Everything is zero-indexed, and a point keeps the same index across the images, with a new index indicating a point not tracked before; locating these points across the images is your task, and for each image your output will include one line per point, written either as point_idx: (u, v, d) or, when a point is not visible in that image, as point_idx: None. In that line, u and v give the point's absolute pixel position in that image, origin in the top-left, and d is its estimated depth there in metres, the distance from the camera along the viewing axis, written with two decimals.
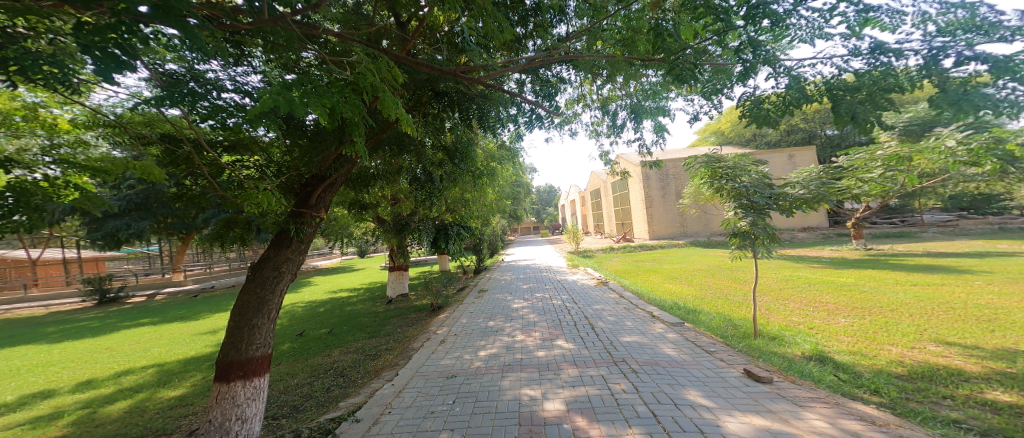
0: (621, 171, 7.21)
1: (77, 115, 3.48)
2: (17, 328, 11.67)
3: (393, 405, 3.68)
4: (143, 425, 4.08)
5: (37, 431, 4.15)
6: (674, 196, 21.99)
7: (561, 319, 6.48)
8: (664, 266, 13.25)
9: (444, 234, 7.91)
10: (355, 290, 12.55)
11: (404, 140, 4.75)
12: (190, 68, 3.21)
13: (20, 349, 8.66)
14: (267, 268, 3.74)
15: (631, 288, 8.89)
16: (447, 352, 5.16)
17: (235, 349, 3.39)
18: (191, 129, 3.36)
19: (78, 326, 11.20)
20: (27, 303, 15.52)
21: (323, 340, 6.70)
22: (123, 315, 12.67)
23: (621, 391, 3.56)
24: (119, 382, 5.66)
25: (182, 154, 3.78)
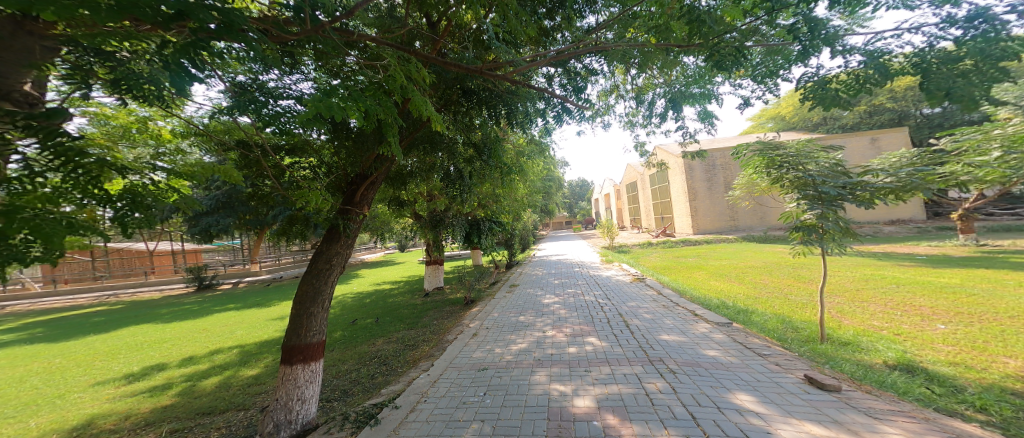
0: (659, 163, 6.89)
1: (176, 126, 4.01)
2: (138, 308, 13.74)
3: (427, 394, 3.85)
4: (228, 400, 4.60)
5: (151, 400, 4.84)
6: (724, 188, 20.75)
7: (593, 316, 6.36)
8: (711, 263, 12.59)
9: (478, 229, 8.11)
10: (398, 282, 13.26)
11: (436, 137, 4.84)
12: (255, 79, 3.54)
13: (134, 328, 10.09)
14: (320, 261, 4.04)
15: (671, 285, 8.53)
16: (478, 345, 5.29)
17: (296, 335, 3.72)
18: (257, 135, 3.72)
19: (182, 308, 12.96)
20: (141, 288, 18.11)
21: (368, 329, 7.13)
22: (212, 300, 14.34)
23: (656, 392, 3.45)
24: (213, 359, 6.43)
25: (252, 157, 4.20)
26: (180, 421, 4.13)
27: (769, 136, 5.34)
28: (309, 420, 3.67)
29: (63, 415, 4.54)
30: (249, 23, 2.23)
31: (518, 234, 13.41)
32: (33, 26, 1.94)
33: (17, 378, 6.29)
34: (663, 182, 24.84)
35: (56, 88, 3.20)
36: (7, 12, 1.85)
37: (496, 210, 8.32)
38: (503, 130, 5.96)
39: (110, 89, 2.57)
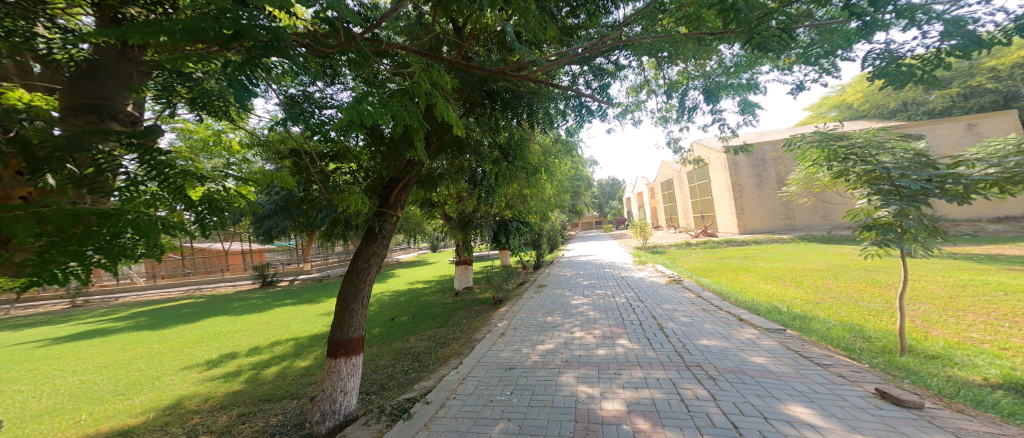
0: (695, 160, 6.56)
1: (242, 138, 4.44)
2: (213, 302, 15.27)
3: (457, 391, 3.94)
4: (284, 389, 4.98)
5: (224, 385, 5.36)
6: (775, 184, 19.34)
7: (624, 318, 6.20)
8: (760, 265, 11.75)
9: (505, 229, 8.20)
10: (430, 281, 13.65)
11: (464, 141, 4.91)
12: (302, 91, 3.81)
13: (212, 319, 11.23)
14: (360, 261, 4.26)
15: (711, 287, 8.08)
16: (506, 345, 5.32)
17: (339, 330, 3.94)
18: (306, 143, 4.02)
19: (248, 302, 14.22)
20: (216, 284, 20.10)
21: (403, 326, 7.41)
22: (274, 295, 15.62)
23: (692, 398, 3.31)
24: (273, 350, 7.00)
25: (302, 164, 4.53)
26: (245, 406, 4.54)
27: (830, 126, 4.88)
28: (349, 412, 3.87)
29: (156, 395, 5.16)
30: (293, 40, 2.39)
31: (546, 235, 13.33)
32: (130, 54, 2.33)
33: (122, 360, 7.24)
34: (702, 179, 23.63)
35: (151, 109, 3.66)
36: (110, 43, 2.26)
37: (525, 210, 8.33)
38: (529, 131, 5.96)
39: (190, 106, 2.89)
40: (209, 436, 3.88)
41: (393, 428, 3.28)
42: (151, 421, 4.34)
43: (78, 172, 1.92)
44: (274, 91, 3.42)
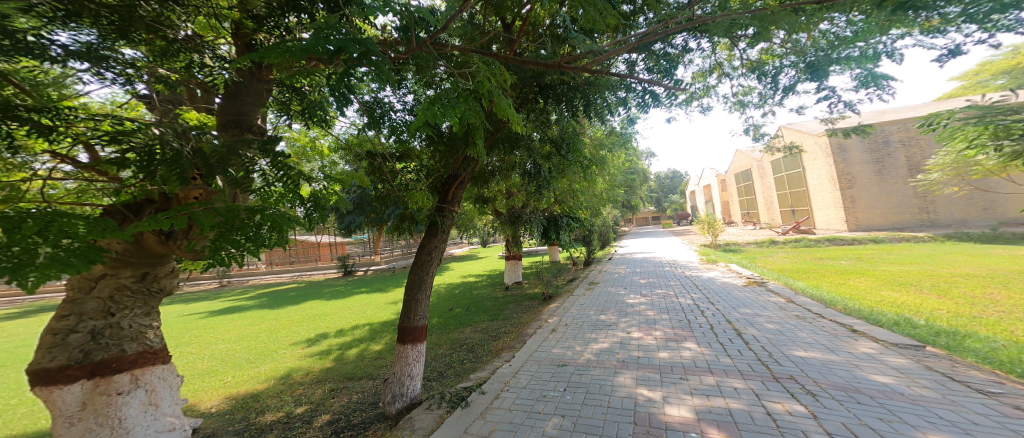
0: (786, 147, 5.84)
1: (326, 142, 5.02)
2: (301, 288, 17.18)
3: (510, 383, 3.98)
4: (361, 369, 5.45)
5: (320, 361, 6.02)
6: (906, 171, 16.52)
7: (691, 321, 5.76)
8: (865, 266, 10.09)
9: (555, 225, 8.10)
10: (481, 275, 14.02)
11: (515, 136, 4.88)
12: (376, 98, 4.10)
13: (311, 302, 12.71)
14: (423, 254, 4.47)
15: (807, 292, 7.01)
16: (557, 341, 5.27)
17: (406, 318, 4.18)
18: (380, 145, 4.60)
19: (331, 289, 15.81)
20: (302, 272, 22.59)
21: (456, 318, 7.69)
22: (352, 284, 17.14)
23: (784, 413, 2.87)
24: (353, 333, 7.69)
25: (375, 164, 4.83)
26: (335, 382, 5.04)
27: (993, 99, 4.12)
28: (414, 396, 4.10)
29: (274, 366, 5.98)
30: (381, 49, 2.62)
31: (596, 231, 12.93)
32: (261, 75, 2.97)
33: (251, 333, 8.50)
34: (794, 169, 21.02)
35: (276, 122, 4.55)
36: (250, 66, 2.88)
37: (575, 204, 8.10)
38: (582, 123, 5.79)
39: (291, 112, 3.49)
40: (309, 406, 4.37)
41: (452, 415, 3.43)
42: (273, 387, 5.07)
43: (238, 176, 2.47)
44: (357, 104, 3.88)
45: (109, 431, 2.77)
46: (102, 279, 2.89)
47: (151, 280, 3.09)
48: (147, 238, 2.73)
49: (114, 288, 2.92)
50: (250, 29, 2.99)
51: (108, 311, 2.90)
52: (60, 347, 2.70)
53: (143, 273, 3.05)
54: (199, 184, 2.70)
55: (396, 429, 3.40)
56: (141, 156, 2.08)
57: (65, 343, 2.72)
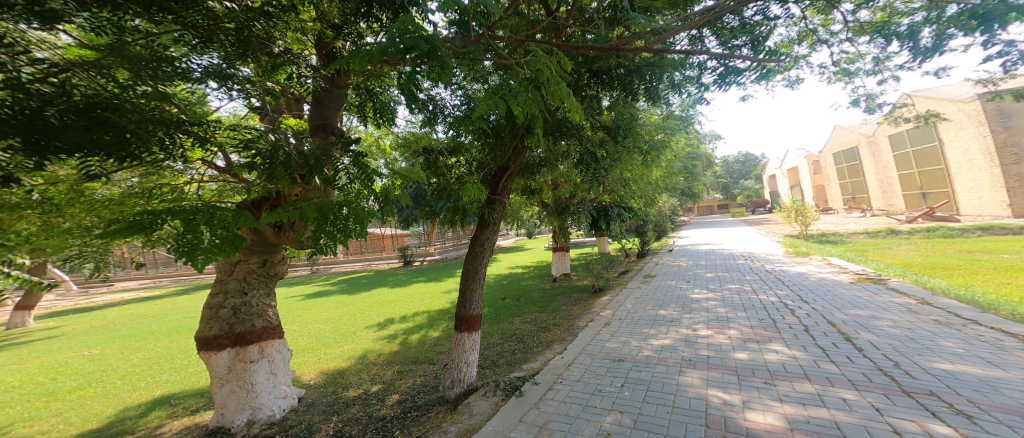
0: (918, 116, 4.87)
1: (390, 142, 5.43)
2: (367, 276, 18.58)
3: (563, 376, 3.90)
4: (422, 354, 5.74)
5: (389, 344, 6.47)
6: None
7: (777, 321, 5.13)
8: (1003, 259, 8.26)
9: (605, 215, 7.79)
10: (528, 267, 14.05)
11: (565, 126, 4.62)
12: (431, 97, 4.23)
13: (379, 289, 13.72)
14: (475, 245, 4.53)
15: (919, 290, 5.92)
16: (611, 335, 5.08)
17: (461, 307, 4.28)
18: (435, 142, 4.86)
19: (393, 278, 16.89)
20: (368, 262, 24.40)
21: (506, 308, 7.77)
22: (412, 273, 18.14)
23: (921, 435, 2.38)
24: (413, 319, 8.13)
25: (431, 160, 4.95)
26: (401, 365, 5.38)
27: None
28: (471, 382, 4.21)
29: (354, 346, 6.56)
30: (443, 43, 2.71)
31: (651, 221, 12.22)
32: (339, 81, 3.56)
33: (335, 315, 9.42)
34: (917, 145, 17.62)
35: (350, 123, 4.97)
36: (331, 73, 3.44)
37: (628, 193, 7.68)
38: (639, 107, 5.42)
39: (362, 113, 4.01)
40: (382, 385, 4.72)
41: (507, 403, 3.46)
42: (353, 365, 5.56)
43: (330, 174, 2.93)
44: (419, 105, 4.12)
45: (246, 391, 3.82)
46: (238, 265, 3.98)
47: (269, 265, 4.13)
48: (265, 232, 3.73)
49: (245, 271, 3.97)
50: (330, 37, 3.46)
51: (243, 290, 3.96)
52: (215, 319, 3.81)
53: (263, 260, 4.11)
54: (300, 183, 3.19)
55: (455, 413, 3.52)
56: (264, 160, 2.56)
57: (218, 317, 3.81)
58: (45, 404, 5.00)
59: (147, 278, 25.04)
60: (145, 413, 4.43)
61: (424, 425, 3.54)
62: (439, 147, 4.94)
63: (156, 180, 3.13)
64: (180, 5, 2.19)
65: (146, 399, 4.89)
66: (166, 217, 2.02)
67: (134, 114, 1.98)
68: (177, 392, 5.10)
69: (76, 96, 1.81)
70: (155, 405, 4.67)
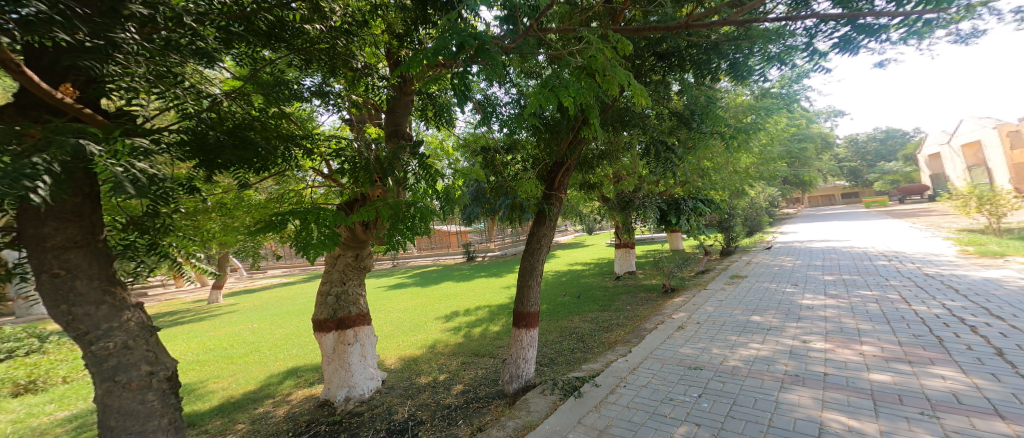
0: None
1: (451, 143, 5.64)
2: (435, 271, 19.59)
3: (627, 380, 3.66)
4: (483, 347, 5.82)
5: (454, 336, 6.70)
6: None
7: (945, 337, 3.80)
8: None
9: (676, 208, 6.52)
10: (588, 264, 13.71)
11: (627, 115, 4.35)
12: (487, 97, 4.29)
13: (444, 283, 14.36)
14: (532, 241, 4.42)
15: None
16: (685, 340, 4.67)
17: (520, 303, 4.23)
18: (492, 142, 4.94)
19: (457, 272, 17.57)
20: (434, 257, 25.72)
21: (566, 305, 7.61)
22: (474, 268, 18.70)
23: None
24: (475, 313, 8.33)
25: (488, 158, 4.98)
26: (465, 356, 5.53)
27: None
28: (530, 378, 4.17)
29: (426, 335, 6.93)
30: (491, 38, 2.64)
31: (739, 214, 10.99)
32: (406, 87, 3.79)
33: (406, 307, 10.04)
34: None
35: (418, 127, 5.21)
36: (398, 82, 3.68)
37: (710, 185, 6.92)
38: (718, 88, 4.81)
39: (423, 116, 4.20)
40: (448, 375, 4.88)
41: (566, 403, 3.35)
42: (424, 354, 5.86)
43: (400, 176, 3.07)
44: (475, 105, 4.21)
45: (345, 370, 4.20)
46: (339, 258, 4.35)
47: (362, 259, 4.41)
48: (354, 229, 4.08)
49: (345, 263, 4.32)
50: (396, 47, 3.65)
51: (343, 280, 4.32)
52: (323, 305, 4.30)
53: (357, 253, 4.41)
54: (380, 185, 3.36)
55: (513, 408, 3.51)
56: (351, 165, 2.83)
57: (326, 304, 4.28)
58: (225, 367, 6.16)
59: (274, 267, 29.68)
60: (248, 387, 5.11)
61: (484, 417, 3.58)
62: (496, 145, 4.96)
63: (288, 187, 3.85)
64: (288, 34, 2.71)
65: (250, 374, 5.63)
66: (287, 216, 2.39)
67: (263, 132, 2.52)
68: (273, 369, 5.79)
69: (226, 120, 2.33)
70: (289, 374, 5.42)
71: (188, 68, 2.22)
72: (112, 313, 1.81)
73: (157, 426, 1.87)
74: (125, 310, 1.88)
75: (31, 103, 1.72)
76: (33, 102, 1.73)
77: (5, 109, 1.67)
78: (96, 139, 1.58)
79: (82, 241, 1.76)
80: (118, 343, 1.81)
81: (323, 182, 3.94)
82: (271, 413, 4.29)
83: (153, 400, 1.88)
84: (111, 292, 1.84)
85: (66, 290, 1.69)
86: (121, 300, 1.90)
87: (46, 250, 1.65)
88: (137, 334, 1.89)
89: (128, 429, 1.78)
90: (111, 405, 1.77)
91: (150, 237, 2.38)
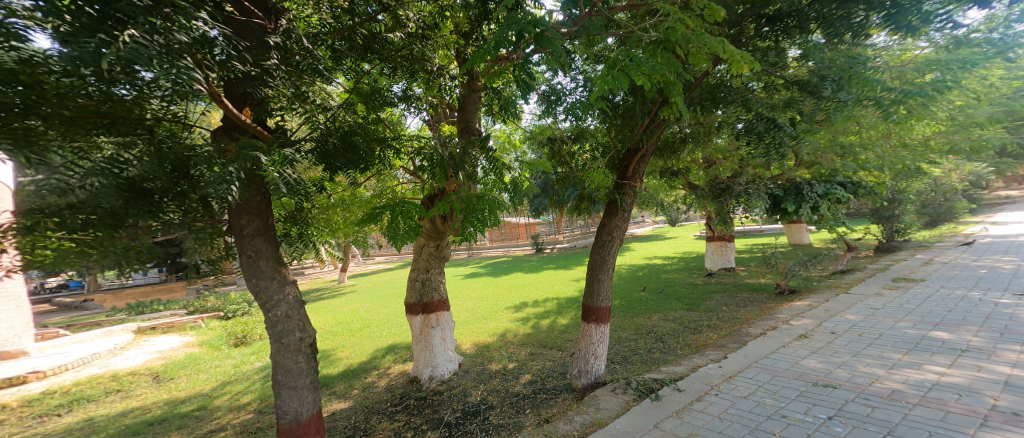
0: None
1: (515, 135, 5.60)
2: (509, 262, 19.92)
3: (720, 388, 3.27)
4: (552, 340, 5.73)
5: (523, 326, 6.73)
6: None
7: None
8: None
9: (795, 194, 4.77)
10: (669, 258, 12.76)
11: (719, 91, 3.88)
12: (552, 88, 4.13)
13: (515, 273, 14.59)
14: (603, 234, 4.13)
15: None
16: (793, 346, 4.05)
17: (589, 297, 4.02)
18: (558, 133, 4.79)
19: (529, 264, 17.69)
20: (505, 249, 26.23)
21: (642, 302, 7.16)
22: (545, 260, 18.66)
23: None
24: (544, 305, 8.27)
25: (556, 149, 4.81)
26: (533, 347, 5.51)
27: None
28: (599, 375, 3.97)
29: (496, 324, 7.07)
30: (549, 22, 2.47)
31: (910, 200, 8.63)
32: (474, 85, 3.85)
33: (480, 295, 10.41)
34: None
35: (485, 122, 5.28)
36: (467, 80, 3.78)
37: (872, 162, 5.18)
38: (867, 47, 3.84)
39: (489, 111, 4.19)
40: (516, 364, 4.91)
41: (640, 405, 3.12)
42: (496, 342, 5.97)
43: (470, 171, 3.10)
44: (541, 98, 4.16)
45: (428, 352, 4.46)
46: (422, 247, 4.58)
47: (441, 249, 4.57)
48: (434, 221, 4.28)
49: (428, 253, 4.53)
50: (461, 46, 3.69)
51: (426, 268, 4.54)
52: (412, 289, 4.57)
53: (437, 244, 4.58)
54: (453, 181, 3.42)
55: (581, 403, 3.38)
56: (429, 161, 2.92)
57: (414, 289, 4.55)
58: (348, 338, 6.99)
59: (380, 253, 33.45)
60: (347, 359, 5.77)
61: (552, 409, 3.51)
62: (563, 135, 4.80)
63: (388, 182, 4.24)
64: (379, 45, 3.00)
65: (348, 348, 6.33)
66: (382, 210, 2.54)
67: (365, 135, 2.76)
68: (364, 345, 6.42)
69: (340, 128, 2.59)
70: (388, 351, 5.95)
71: (316, 86, 2.53)
72: (279, 287, 2.08)
73: (303, 384, 2.14)
74: (289, 283, 2.16)
75: (230, 126, 2.11)
76: (231, 125, 2.11)
77: (216, 131, 2.08)
78: (265, 151, 1.84)
79: (266, 230, 2.07)
80: (283, 312, 2.08)
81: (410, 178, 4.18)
82: (376, 383, 4.73)
83: (303, 362, 2.14)
84: (281, 268, 2.13)
85: (255, 268, 2.02)
86: (288, 276, 2.19)
87: (246, 237, 1.99)
88: (294, 305, 2.14)
89: (289, 383, 2.10)
90: (280, 362, 2.09)
91: (298, 228, 2.78)
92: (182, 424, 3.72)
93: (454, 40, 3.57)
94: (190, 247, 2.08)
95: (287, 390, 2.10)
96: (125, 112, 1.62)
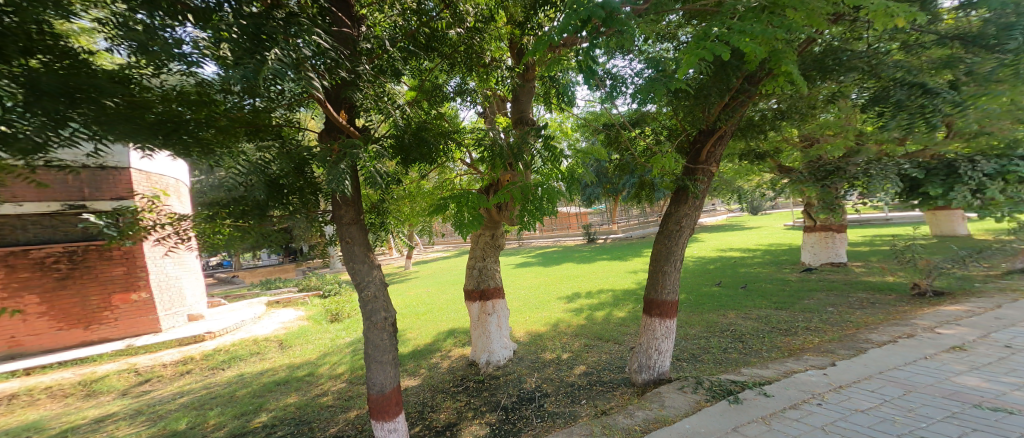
0: None
1: (568, 123, 5.36)
2: (565, 251, 19.71)
3: (824, 398, 2.90)
4: (609, 332, 5.53)
5: (576, 317, 6.61)
6: None
7: None
8: None
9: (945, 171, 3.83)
10: (748, 251, 11.56)
11: (830, 62, 3.30)
12: (610, 73, 3.86)
13: (567, 263, 14.43)
14: (670, 222, 3.81)
15: None
16: (908, 359, 3.45)
17: (653, 290, 3.76)
18: (615, 120, 4.52)
19: (585, 254, 17.33)
20: (561, 238, 25.95)
21: (716, 298, 6.62)
22: (601, 250, 18.13)
23: None
24: (600, 296, 8.03)
25: (615, 135, 4.52)
26: (588, 339, 5.37)
27: None
28: (664, 372, 3.75)
29: (549, 314, 7.02)
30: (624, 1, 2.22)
31: None
32: (529, 74, 3.73)
33: (533, 284, 10.48)
34: None
35: (537, 111, 5.12)
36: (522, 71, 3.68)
37: None
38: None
39: (547, 101, 4.09)
40: (571, 354, 4.83)
41: (716, 406, 2.88)
42: (549, 331, 5.93)
43: (528, 161, 3.00)
44: (601, 85, 3.88)
45: (484, 337, 4.57)
46: (478, 236, 4.66)
47: (497, 237, 4.61)
48: (490, 210, 4.29)
49: (483, 241, 4.59)
50: (518, 36, 3.58)
51: (483, 256, 4.62)
52: (470, 277, 4.66)
53: (493, 232, 4.63)
54: (510, 170, 3.40)
55: (643, 398, 3.24)
56: (490, 152, 2.91)
57: (471, 276, 4.64)
58: (414, 320, 7.46)
59: (442, 241, 35.27)
60: (414, 339, 6.16)
61: (610, 402, 3.40)
62: (620, 121, 4.53)
63: (448, 174, 4.34)
64: (437, 43, 3.02)
65: (415, 329, 6.76)
66: (447, 201, 2.59)
67: (433, 130, 2.83)
68: (429, 327, 6.80)
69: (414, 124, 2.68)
70: (450, 334, 6.22)
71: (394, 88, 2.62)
72: (368, 269, 2.22)
73: (387, 359, 2.28)
74: (377, 266, 2.31)
75: (332, 128, 2.29)
76: (332, 127, 2.29)
77: (322, 134, 2.28)
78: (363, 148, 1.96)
79: (358, 219, 2.23)
80: (371, 292, 2.22)
81: (467, 170, 4.23)
82: (439, 364, 4.98)
83: (387, 338, 2.28)
84: (372, 253, 2.29)
85: (352, 253, 2.20)
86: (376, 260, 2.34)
87: (347, 224, 2.17)
88: (380, 286, 2.28)
89: (374, 357, 2.25)
90: (369, 337, 2.24)
91: (377, 217, 2.97)
92: (297, 387, 4.25)
93: (509, 31, 3.48)
94: (299, 236, 2.34)
95: (375, 363, 2.26)
96: (262, 120, 1.91)
